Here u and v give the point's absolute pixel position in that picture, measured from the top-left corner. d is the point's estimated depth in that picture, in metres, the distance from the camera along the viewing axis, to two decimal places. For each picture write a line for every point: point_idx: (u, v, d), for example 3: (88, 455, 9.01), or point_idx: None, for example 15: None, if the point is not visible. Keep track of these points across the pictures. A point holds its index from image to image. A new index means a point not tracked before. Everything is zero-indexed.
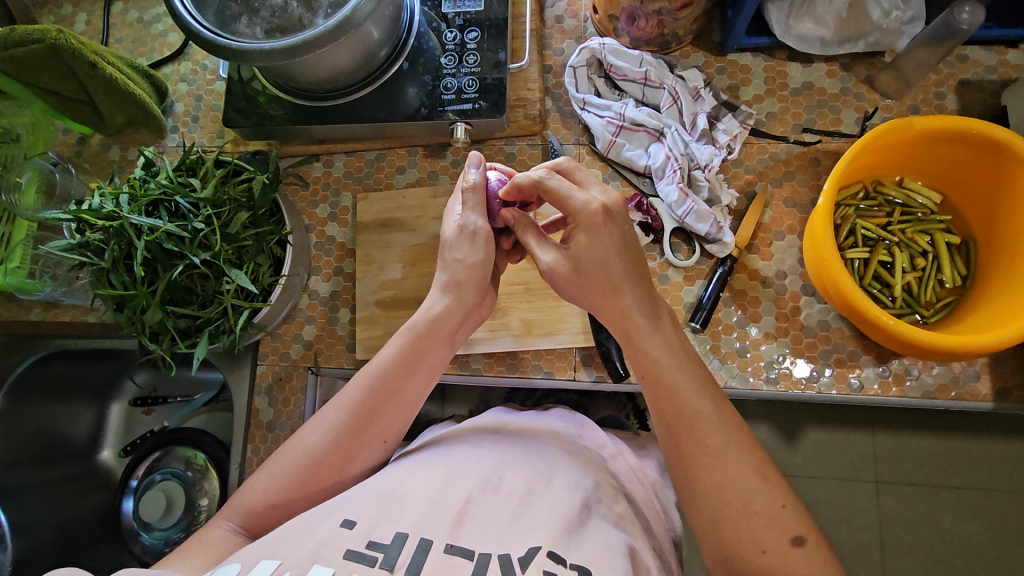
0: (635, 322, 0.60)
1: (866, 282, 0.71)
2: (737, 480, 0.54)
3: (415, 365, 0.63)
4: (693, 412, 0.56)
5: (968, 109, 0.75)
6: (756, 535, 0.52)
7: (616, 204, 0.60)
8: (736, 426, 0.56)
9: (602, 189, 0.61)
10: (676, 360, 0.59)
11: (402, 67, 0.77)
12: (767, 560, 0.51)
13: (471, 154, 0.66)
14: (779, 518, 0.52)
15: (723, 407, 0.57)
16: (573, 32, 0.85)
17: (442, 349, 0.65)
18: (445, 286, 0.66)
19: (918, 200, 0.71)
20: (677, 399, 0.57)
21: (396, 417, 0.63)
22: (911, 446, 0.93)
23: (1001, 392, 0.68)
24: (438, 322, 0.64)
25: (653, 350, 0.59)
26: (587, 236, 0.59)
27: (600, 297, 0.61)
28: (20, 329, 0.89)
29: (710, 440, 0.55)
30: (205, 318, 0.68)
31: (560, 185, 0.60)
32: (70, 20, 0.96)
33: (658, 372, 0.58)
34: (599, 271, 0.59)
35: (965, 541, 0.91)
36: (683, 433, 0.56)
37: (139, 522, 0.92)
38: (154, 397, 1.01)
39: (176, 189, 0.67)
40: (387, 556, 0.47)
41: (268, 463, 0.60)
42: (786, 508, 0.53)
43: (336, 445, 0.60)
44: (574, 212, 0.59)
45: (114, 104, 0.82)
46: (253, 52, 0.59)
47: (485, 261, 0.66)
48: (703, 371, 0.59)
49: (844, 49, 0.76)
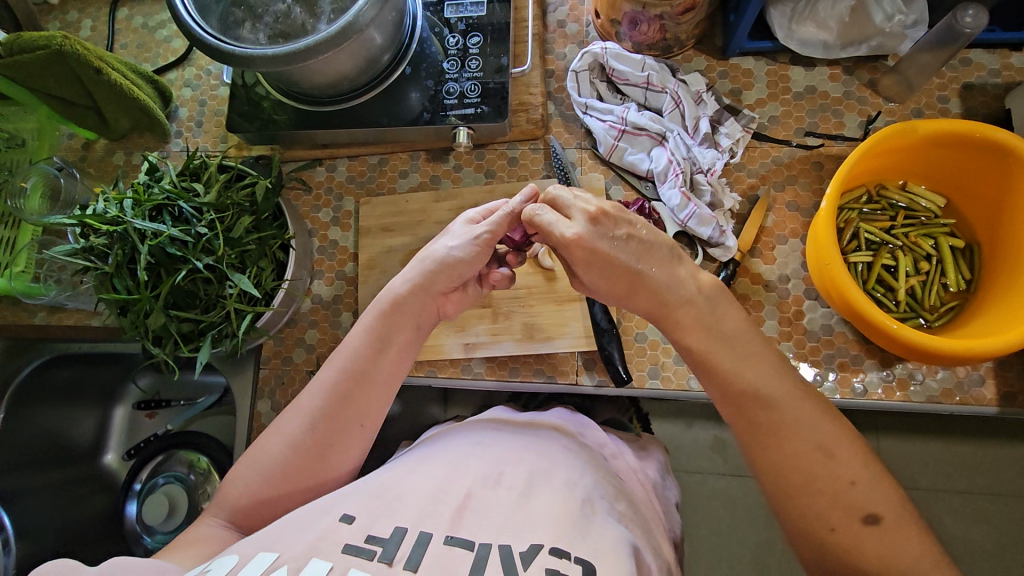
0: (668, 311, 0.58)
1: (869, 286, 0.71)
2: (787, 462, 0.53)
3: (384, 346, 0.62)
4: (739, 389, 0.56)
5: (972, 113, 0.75)
6: (823, 513, 0.51)
7: (598, 219, 0.57)
8: (795, 397, 0.55)
9: (580, 207, 0.58)
10: (722, 348, 0.57)
11: (405, 71, 0.78)
12: (837, 538, 0.51)
13: (527, 186, 0.64)
14: (847, 496, 0.51)
15: (777, 378, 0.55)
16: (575, 37, 0.85)
17: (411, 329, 0.64)
18: (413, 267, 0.64)
19: (922, 204, 0.71)
20: (724, 379, 0.57)
21: (374, 400, 0.62)
22: (915, 450, 0.93)
23: (1007, 397, 0.68)
24: (402, 301, 0.63)
25: (687, 338, 0.58)
26: (586, 266, 0.58)
27: (626, 296, 0.60)
28: (25, 333, 0.89)
29: (761, 417, 0.55)
30: (208, 322, 0.69)
31: (547, 221, 0.58)
32: (76, 26, 0.97)
33: (702, 358, 0.58)
34: (611, 275, 0.58)
35: (971, 546, 0.90)
36: (736, 411, 0.56)
37: (142, 526, 0.94)
38: (157, 401, 1.02)
39: (180, 194, 0.68)
40: (386, 551, 0.47)
41: (250, 455, 0.60)
42: (854, 485, 0.51)
43: (313, 429, 0.60)
44: (558, 247, 0.58)
45: (119, 110, 0.83)
46: (257, 58, 0.59)
47: (466, 264, 0.63)
48: (752, 348, 0.57)
49: (847, 53, 0.76)
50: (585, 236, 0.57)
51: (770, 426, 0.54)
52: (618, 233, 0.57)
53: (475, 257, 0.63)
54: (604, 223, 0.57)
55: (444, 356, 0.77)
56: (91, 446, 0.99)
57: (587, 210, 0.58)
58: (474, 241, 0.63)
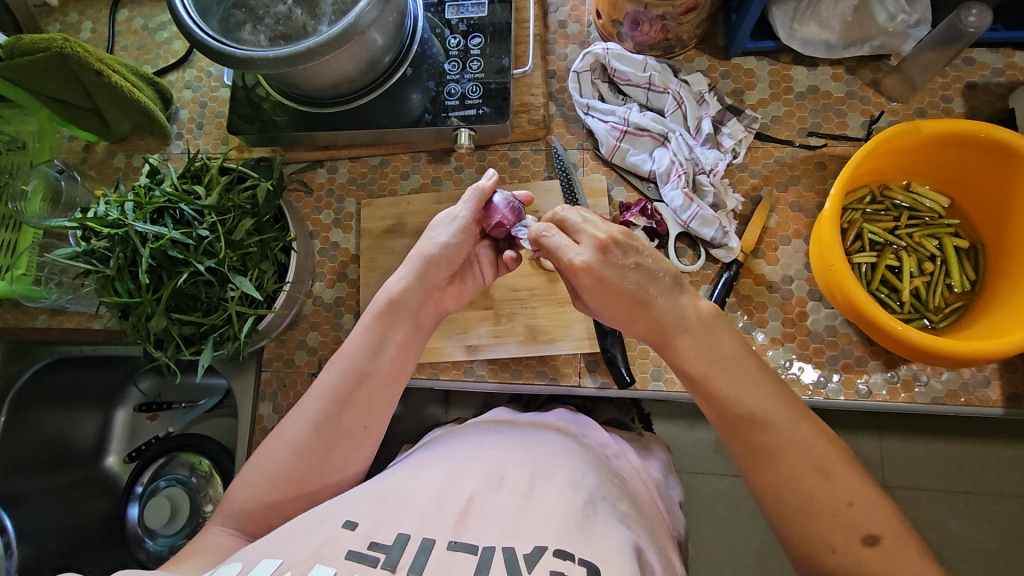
0: (667, 338, 0.58)
1: (873, 287, 0.70)
2: (791, 480, 0.53)
3: (383, 346, 0.63)
4: (738, 412, 0.56)
5: (975, 112, 0.75)
6: (823, 535, 0.51)
7: (608, 247, 0.57)
8: (794, 419, 0.55)
9: (591, 233, 0.58)
10: (721, 372, 0.57)
11: (406, 73, 0.77)
12: (839, 561, 0.50)
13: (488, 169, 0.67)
14: (846, 517, 0.51)
15: (776, 402, 0.55)
16: (576, 37, 0.85)
17: (409, 326, 0.64)
18: (409, 263, 0.65)
19: (925, 204, 0.70)
20: (723, 403, 0.57)
21: (376, 399, 0.62)
22: (919, 450, 0.93)
23: (1012, 398, 0.68)
24: (398, 300, 0.63)
25: (685, 362, 0.58)
26: (590, 290, 0.58)
27: (626, 322, 0.60)
28: (26, 336, 0.89)
29: (760, 440, 0.55)
30: (209, 325, 0.68)
31: (553, 243, 0.58)
32: (76, 28, 0.97)
33: (701, 382, 0.58)
34: (614, 302, 0.58)
35: (975, 547, 0.90)
36: (736, 433, 0.56)
37: (144, 529, 0.93)
38: (159, 403, 1.01)
39: (181, 197, 0.67)
40: (389, 557, 0.46)
41: (253, 461, 0.60)
42: (852, 506, 0.51)
43: (316, 433, 0.59)
44: (564, 272, 0.58)
45: (120, 112, 0.83)
46: (258, 60, 0.59)
47: (457, 251, 0.65)
48: (751, 371, 0.57)
49: (849, 53, 0.76)
50: (593, 262, 0.57)
51: (772, 450, 0.54)
52: (625, 260, 0.57)
53: (462, 240, 0.65)
54: (614, 252, 0.57)
55: (446, 358, 0.77)
56: (93, 449, 0.99)
57: (597, 237, 0.58)
58: (458, 225, 0.65)
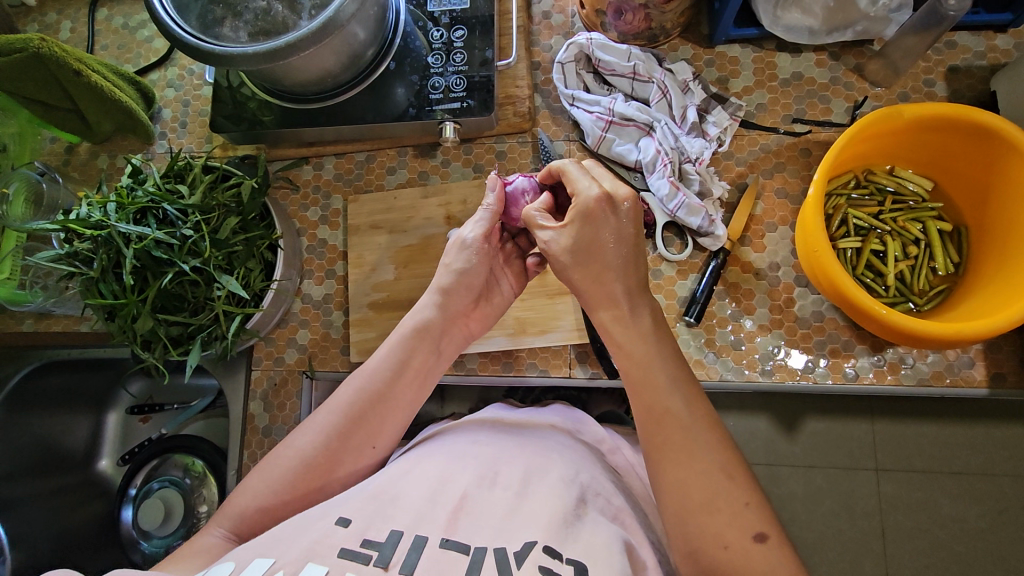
0: (616, 314, 0.58)
1: (859, 272, 0.71)
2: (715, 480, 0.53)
3: (404, 369, 0.63)
4: (660, 409, 0.55)
5: (957, 96, 0.75)
6: (719, 531, 0.50)
7: (628, 198, 0.58)
8: (708, 425, 0.55)
9: (616, 183, 0.59)
10: (649, 355, 0.57)
11: (389, 66, 0.77)
12: (729, 557, 0.49)
13: (488, 177, 0.68)
14: (742, 516, 0.50)
15: (696, 403, 0.56)
16: (560, 28, 0.84)
17: (430, 353, 0.64)
18: (433, 292, 0.66)
19: (909, 187, 0.71)
20: (648, 397, 0.56)
21: (388, 421, 0.62)
22: (909, 433, 0.93)
23: (996, 378, 0.68)
24: (425, 325, 0.65)
25: (623, 345, 0.58)
26: (582, 228, 0.57)
27: (584, 282, 0.59)
28: (14, 341, 0.89)
29: (674, 437, 0.54)
30: (196, 325, 0.68)
31: (576, 172, 0.60)
32: (55, 28, 0.96)
33: (629, 367, 0.58)
34: (591, 254, 0.58)
35: (965, 525, 0.91)
36: (652, 429, 0.55)
37: (139, 530, 0.93)
38: (150, 405, 0.99)
39: (163, 196, 0.67)
40: (382, 556, 0.47)
41: (258, 469, 0.60)
42: (749, 505, 0.51)
43: (325, 447, 0.59)
44: (575, 197, 0.58)
45: (101, 112, 0.82)
46: (237, 56, 0.59)
47: (473, 274, 0.66)
48: (677, 368, 0.57)
49: (833, 38, 0.75)
50: (609, 199, 0.57)
51: (663, 446, 0.54)
52: (626, 226, 0.57)
53: (479, 262, 0.66)
54: (631, 206, 0.58)
55: None
56: (85, 454, 0.98)
57: (622, 187, 0.58)
58: (472, 247, 0.66)
